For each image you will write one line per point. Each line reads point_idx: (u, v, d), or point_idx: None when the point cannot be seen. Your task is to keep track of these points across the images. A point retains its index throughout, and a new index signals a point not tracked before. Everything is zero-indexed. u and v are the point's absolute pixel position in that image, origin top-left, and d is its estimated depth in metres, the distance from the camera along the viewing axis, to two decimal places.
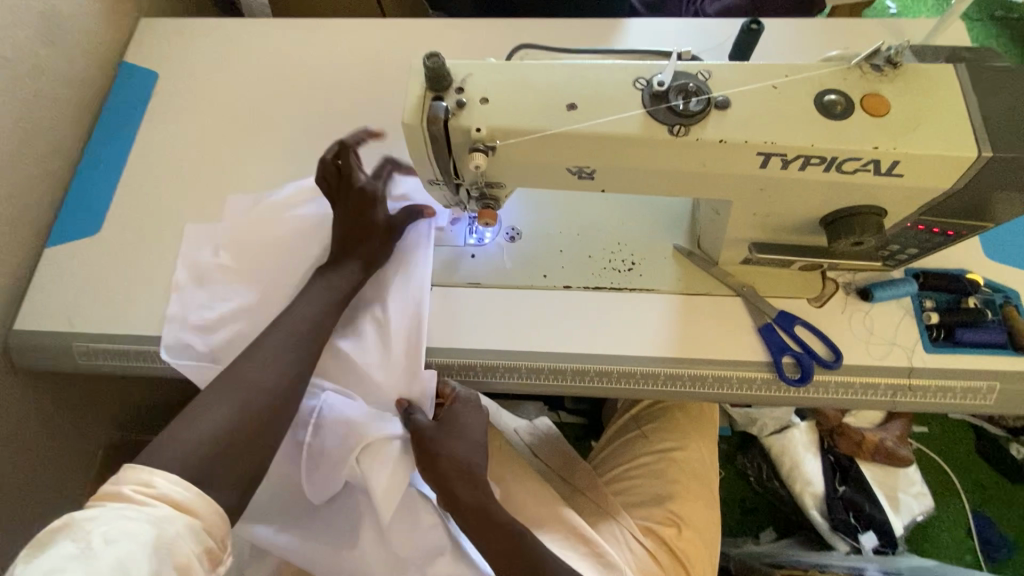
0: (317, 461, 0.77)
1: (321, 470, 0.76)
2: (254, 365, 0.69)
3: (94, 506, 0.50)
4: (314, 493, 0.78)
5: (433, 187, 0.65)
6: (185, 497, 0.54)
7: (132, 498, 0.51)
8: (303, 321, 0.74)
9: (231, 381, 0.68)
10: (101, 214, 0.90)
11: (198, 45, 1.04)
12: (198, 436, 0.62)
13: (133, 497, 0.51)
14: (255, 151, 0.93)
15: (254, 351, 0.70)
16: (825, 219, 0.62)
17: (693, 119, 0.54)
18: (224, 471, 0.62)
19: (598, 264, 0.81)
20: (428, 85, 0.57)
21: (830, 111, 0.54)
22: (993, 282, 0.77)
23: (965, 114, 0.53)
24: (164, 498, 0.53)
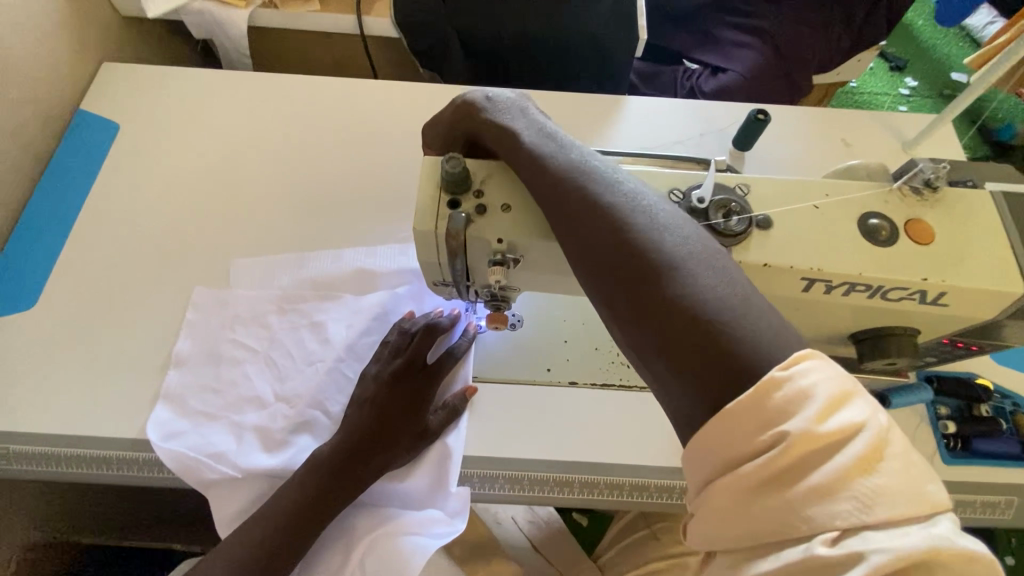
0: None
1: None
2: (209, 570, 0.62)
3: None
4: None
5: (438, 288, 0.58)
6: None
7: None
8: (299, 513, 0.63)
9: None
10: (39, 284, 0.78)
11: (166, 96, 0.94)
12: None
13: None
14: (227, 219, 0.84)
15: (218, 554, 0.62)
16: (857, 334, 0.58)
17: (735, 240, 0.49)
18: None
19: (605, 358, 0.76)
20: (445, 187, 0.51)
21: (875, 236, 0.50)
22: (1003, 387, 0.76)
23: (1010, 246, 0.51)
24: None
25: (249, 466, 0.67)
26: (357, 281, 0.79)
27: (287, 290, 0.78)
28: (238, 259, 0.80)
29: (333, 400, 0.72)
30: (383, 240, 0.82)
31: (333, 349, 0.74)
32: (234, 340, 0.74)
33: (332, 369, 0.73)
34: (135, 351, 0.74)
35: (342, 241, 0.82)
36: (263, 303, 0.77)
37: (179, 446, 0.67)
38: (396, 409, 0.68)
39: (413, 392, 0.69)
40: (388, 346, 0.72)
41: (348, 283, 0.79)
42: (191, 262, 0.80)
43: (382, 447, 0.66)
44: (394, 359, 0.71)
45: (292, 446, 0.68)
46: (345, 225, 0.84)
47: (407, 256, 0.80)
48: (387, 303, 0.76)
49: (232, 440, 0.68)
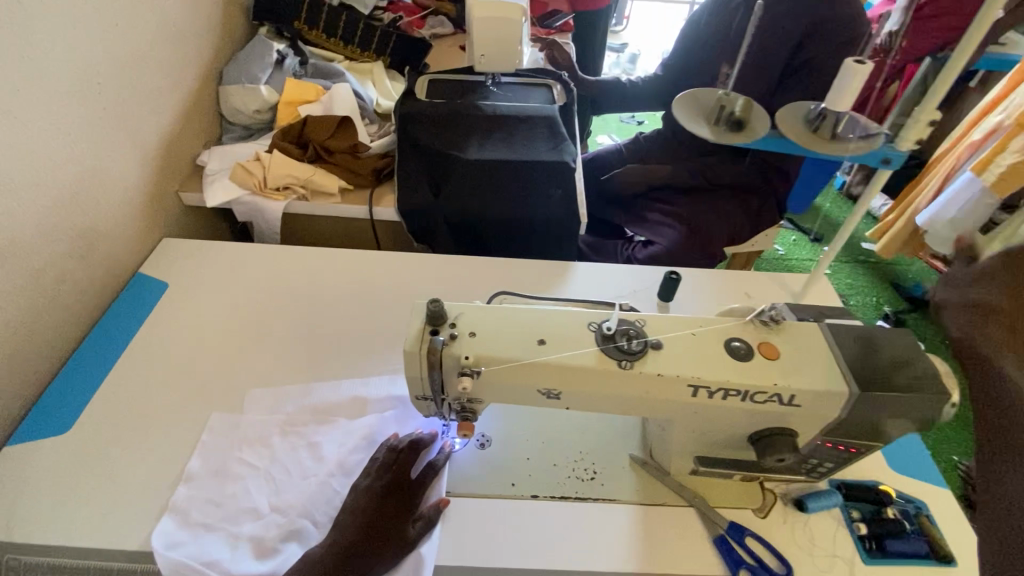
0: None
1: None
2: None
3: None
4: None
5: (420, 401, 0.74)
6: None
7: None
8: None
9: None
10: (77, 410, 0.92)
11: (210, 263, 1.19)
12: None
13: None
14: (248, 356, 1.01)
15: None
16: (753, 436, 0.75)
17: (635, 357, 0.69)
18: None
19: (563, 472, 0.88)
20: (427, 322, 0.70)
21: (737, 354, 0.70)
22: (904, 493, 0.89)
23: (835, 360, 0.71)
24: None
25: (240, 573, 0.73)
26: (352, 406, 0.94)
27: (290, 415, 0.92)
28: (253, 389, 0.96)
29: (322, 511, 0.81)
30: (377, 372, 1.00)
31: (326, 465, 0.85)
32: (241, 459, 0.85)
33: (323, 482, 0.83)
34: (151, 468, 0.85)
35: (342, 374, 0.99)
36: (270, 426, 0.90)
37: (177, 555, 0.74)
38: (381, 518, 0.77)
39: (397, 503, 0.79)
40: (380, 462, 0.83)
41: (343, 408, 0.93)
42: (212, 392, 0.95)
43: (365, 554, 0.73)
44: (382, 473, 0.81)
45: (280, 554, 0.76)
46: (345, 361, 1.01)
47: (396, 385, 0.96)
48: (375, 424, 0.90)
49: (226, 550, 0.76)
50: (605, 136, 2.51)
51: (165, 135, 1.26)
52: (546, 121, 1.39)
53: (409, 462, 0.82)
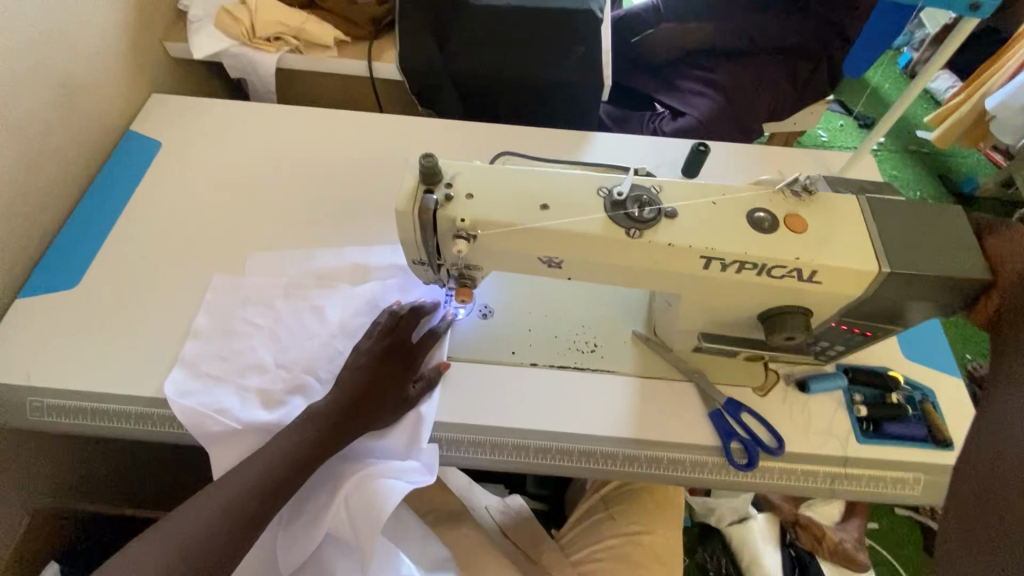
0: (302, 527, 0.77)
1: (301, 521, 0.77)
2: (198, 510, 0.66)
3: None
4: (291, 552, 0.78)
5: (417, 266, 0.71)
6: None
7: None
8: (292, 459, 0.71)
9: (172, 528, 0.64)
10: (82, 268, 0.92)
11: (203, 121, 1.12)
12: None
13: None
14: (246, 221, 0.98)
15: (208, 493, 0.68)
16: (762, 315, 0.71)
17: (646, 225, 0.63)
18: None
19: (563, 344, 0.87)
20: (421, 179, 0.65)
21: (760, 226, 0.64)
22: (912, 379, 0.87)
23: (868, 235, 0.65)
24: None
25: (249, 420, 0.77)
26: (352, 273, 0.92)
27: (292, 279, 0.91)
28: (254, 253, 0.94)
29: (325, 369, 0.83)
30: (378, 240, 0.96)
31: (328, 328, 0.85)
32: (244, 318, 0.86)
33: (326, 343, 0.84)
34: (159, 325, 0.86)
35: (342, 241, 0.96)
36: (271, 288, 0.89)
37: (190, 402, 0.78)
38: (383, 378, 0.77)
39: (399, 364, 0.79)
40: (382, 325, 0.80)
41: (343, 275, 0.92)
42: (212, 254, 0.94)
43: (368, 408, 0.75)
44: (384, 336, 0.79)
45: (287, 406, 0.79)
46: (346, 228, 0.98)
47: (396, 254, 0.93)
48: (377, 291, 0.89)
49: (235, 400, 0.79)
50: None
51: None
52: None
53: (411, 327, 0.80)
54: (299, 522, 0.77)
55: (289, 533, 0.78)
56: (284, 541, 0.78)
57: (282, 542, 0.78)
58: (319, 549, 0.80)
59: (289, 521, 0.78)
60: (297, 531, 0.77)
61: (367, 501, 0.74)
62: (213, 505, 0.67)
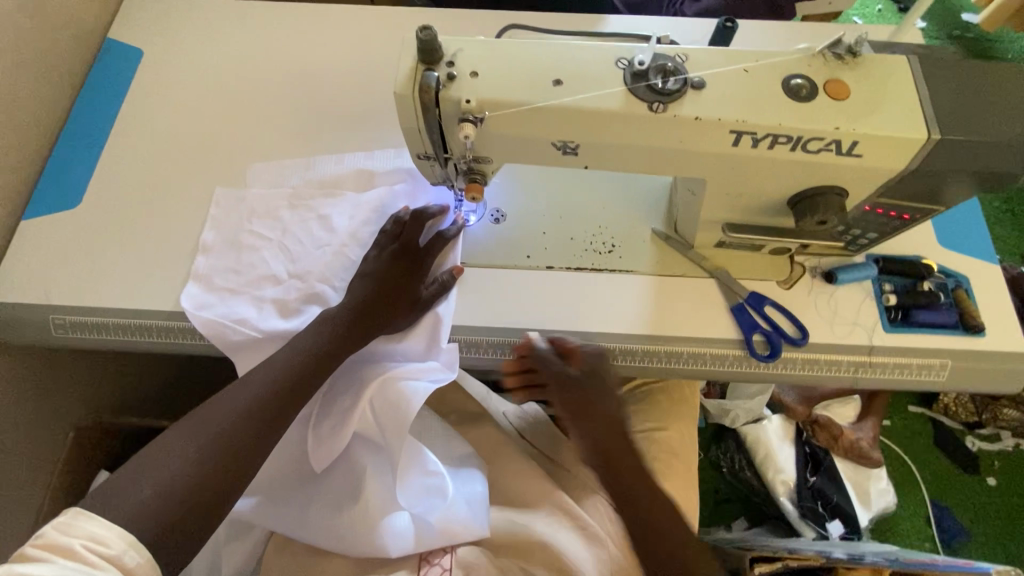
0: (331, 430, 0.78)
1: (329, 422, 0.79)
2: (223, 408, 0.66)
3: (36, 557, 0.47)
4: (322, 451, 0.80)
5: (423, 161, 0.67)
6: (136, 562, 0.51)
7: (83, 556, 0.48)
8: (313, 359, 0.72)
9: (197, 423, 0.64)
10: (81, 186, 0.89)
11: (184, 24, 1.04)
12: (144, 490, 0.57)
13: (85, 556, 0.48)
14: (241, 130, 0.93)
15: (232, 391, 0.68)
16: (792, 199, 0.66)
17: (670, 98, 0.57)
18: (194, 514, 0.58)
19: (579, 245, 0.84)
20: (420, 58, 0.59)
21: (796, 94, 0.58)
22: (946, 267, 0.83)
23: (918, 100, 0.58)
24: (114, 560, 0.50)
25: (267, 329, 0.78)
26: (357, 180, 0.88)
27: (296, 189, 0.87)
28: (254, 163, 0.90)
29: (338, 278, 0.81)
30: (381, 145, 0.91)
31: (336, 236, 0.83)
32: (251, 231, 0.84)
33: (337, 252, 0.82)
34: (167, 240, 0.85)
35: (344, 148, 0.91)
36: (275, 200, 0.86)
37: (208, 314, 0.78)
38: (393, 281, 0.77)
39: (408, 268, 0.78)
40: (388, 231, 0.80)
41: (347, 182, 0.88)
42: (211, 167, 0.90)
43: (382, 311, 0.76)
44: (390, 243, 0.79)
45: (304, 314, 0.79)
46: (345, 133, 0.92)
47: (401, 158, 0.89)
48: (384, 197, 0.85)
49: (252, 310, 0.79)
50: None
51: None
52: None
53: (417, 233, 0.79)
54: (328, 424, 0.79)
55: (318, 436, 0.79)
56: (314, 442, 0.80)
57: (313, 445, 0.80)
58: (348, 450, 0.81)
59: (318, 424, 0.79)
60: (326, 435, 0.79)
61: (393, 399, 0.75)
62: (238, 401, 0.67)
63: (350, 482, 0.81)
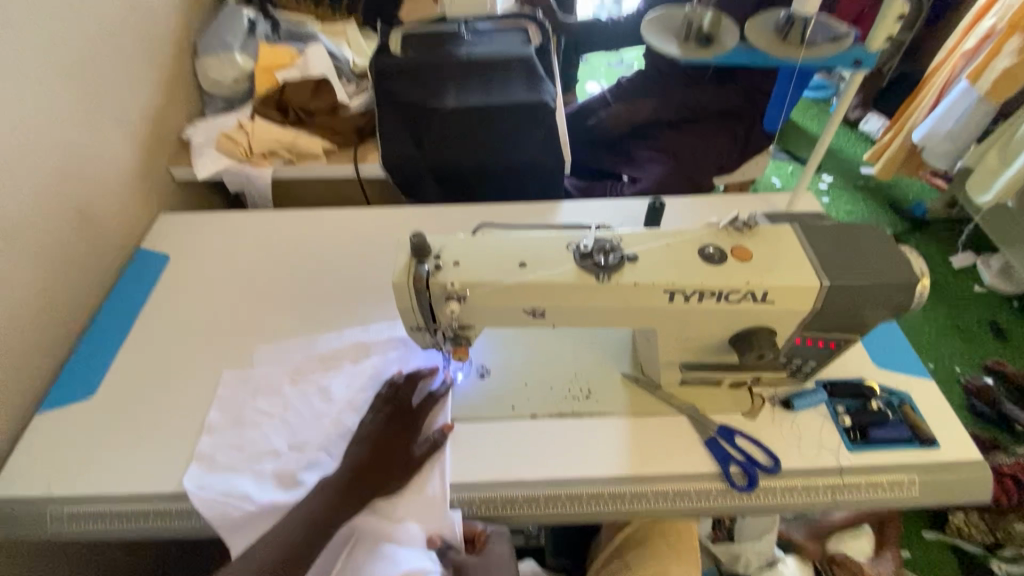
0: None
1: None
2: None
3: None
4: None
5: (415, 332, 0.79)
6: None
7: None
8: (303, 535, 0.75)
9: None
10: (99, 377, 0.97)
11: (208, 232, 1.23)
12: None
13: None
14: (252, 314, 1.06)
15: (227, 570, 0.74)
16: (733, 338, 0.78)
17: (612, 270, 0.71)
18: None
19: (559, 393, 0.92)
20: (412, 255, 0.74)
21: (711, 259, 0.73)
22: (887, 386, 0.93)
23: (807, 257, 0.74)
24: None
25: (266, 504, 0.80)
26: (355, 351, 0.98)
27: (298, 364, 0.97)
28: (261, 344, 1.00)
29: (337, 445, 0.86)
30: (377, 318, 1.04)
31: (335, 405, 0.90)
32: (254, 407, 0.91)
33: (335, 420, 0.89)
34: (174, 422, 0.90)
35: (344, 322, 1.04)
36: (279, 376, 0.95)
37: (209, 494, 0.81)
38: (387, 445, 0.82)
39: (400, 429, 0.85)
40: (380, 394, 0.88)
41: (345, 354, 0.98)
42: (221, 351, 1.00)
43: (375, 478, 0.80)
44: (383, 406, 0.86)
45: (302, 485, 0.82)
46: (345, 311, 1.05)
47: (394, 329, 1.01)
48: (379, 365, 0.95)
49: (251, 486, 0.82)
50: (593, 83, 2.43)
51: (148, 112, 1.28)
52: (523, 65, 1.35)
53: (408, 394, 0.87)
54: None
55: None
56: None
57: None
58: None
59: None
60: None
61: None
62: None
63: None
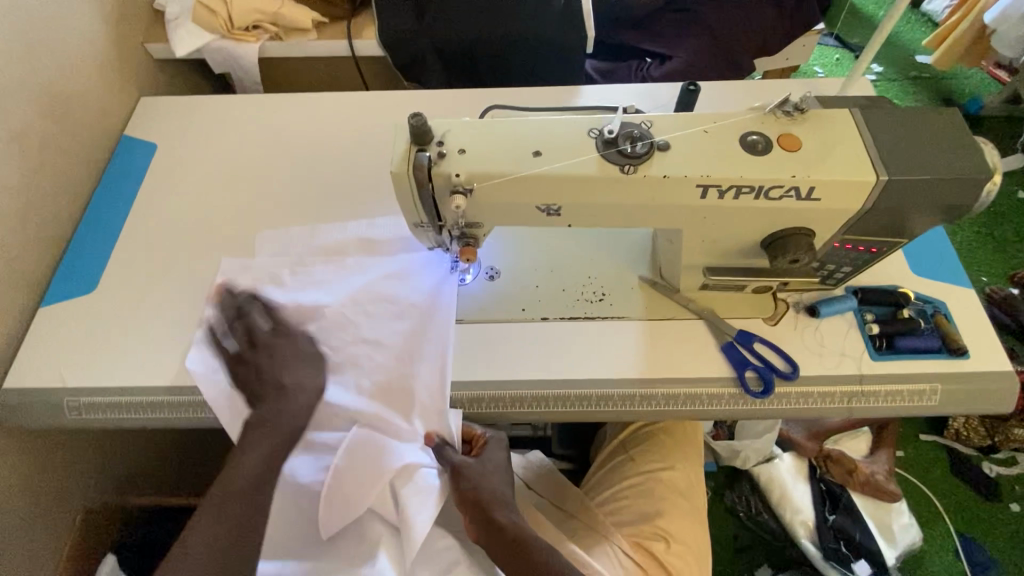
0: (342, 499, 0.81)
1: (342, 491, 0.81)
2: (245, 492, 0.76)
3: None
4: (332, 519, 0.82)
5: (419, 230, 0.73)
6: None
7: None
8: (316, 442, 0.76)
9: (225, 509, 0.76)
10: (97, 272, 0.94)
11: (194, 119, 1.13)
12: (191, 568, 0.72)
13: None
14: (248, 209, 1.00)
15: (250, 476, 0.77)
16: (764, 242, 0.71)
17: (639, 160, 0.63)
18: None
19: (571, 296, 0.88)
20: (412, 140, 0.65)
21: (754, 148, 0.64)
22: (923, 295, 0.87)
23: (865, 147, 0.65)
24: None
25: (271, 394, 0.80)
26: (359, 246, 0.93)
27: (298, 256, 0.92)
28: (260, 234, 0.95)
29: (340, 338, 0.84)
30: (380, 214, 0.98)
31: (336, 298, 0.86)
32: (252, 297, 0.87)
33: (337, 313, 0.86)
34: (178, 317, 0.89)
35: (345, 218, 0.97)
36: (278, 266, 0.90)
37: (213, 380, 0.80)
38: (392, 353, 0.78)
39: None
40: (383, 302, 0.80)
41: (348, 246, 0.93)
42: (218, 247, 0.96)
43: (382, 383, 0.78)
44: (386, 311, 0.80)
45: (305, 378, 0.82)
46: (346, 207, 0.99)
47: (400, 224, 0.95)
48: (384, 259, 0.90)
49: (255, 374, 0.81)
50: None
51: None
52: None
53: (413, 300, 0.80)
54: (340, 494, 0.82)
55: (329, 505, 0.82)
56: (325, 510, 0.82)
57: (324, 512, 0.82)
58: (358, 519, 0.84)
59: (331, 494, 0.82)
60: (338, 503, 0.82)
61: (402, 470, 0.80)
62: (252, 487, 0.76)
63: (362, 550, 0.82)
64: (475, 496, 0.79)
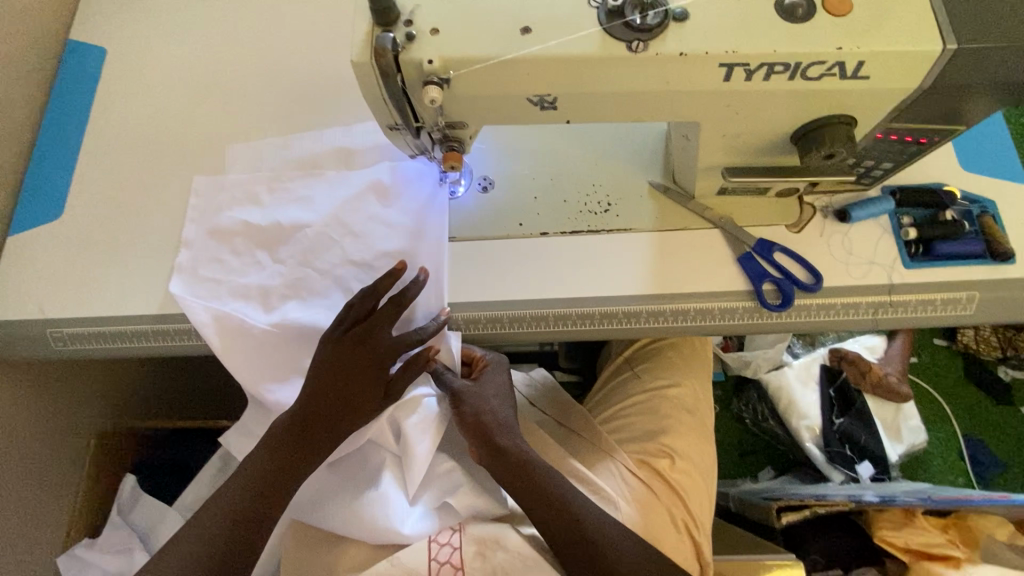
0: None
1: None
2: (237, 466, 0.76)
3: None
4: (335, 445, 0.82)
5: (394, 134, 0.63)
6: None
7: None
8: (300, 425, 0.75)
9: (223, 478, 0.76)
10: (61, 195, 0.87)
11: (144, 15, 0.99)
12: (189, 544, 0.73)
13: None
14: (214, 119, 0.90)
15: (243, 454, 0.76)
16: (796, 133, 0.61)
17: (651, 34, 0.52)
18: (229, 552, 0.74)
19: (573, 208, 0.80)
20: (375, 19, 0.54)
21: (792, 14, 0.53)
22: (971, 193, 0.77)
23: (929, 8, 0.52)
24: None
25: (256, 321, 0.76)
26: (338, 157, 0.85)
27: (273, 171, 0.84)
28: (230, 146, 0.87)
29: (325, 259, 0.79)
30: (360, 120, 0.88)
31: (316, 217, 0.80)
32: (229, 218, 0.81)
33: (320, 232, 0.79)
34: (152, 242, 0.83)
35: (321, 126, 0.88)
36: (253, 183, 0.83)
37: (195, 307, 0.76)
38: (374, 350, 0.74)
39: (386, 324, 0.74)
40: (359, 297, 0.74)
41: (326, 158, 0.85)
42: (186, 164, 0.87)
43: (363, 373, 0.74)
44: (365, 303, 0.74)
45: (291, 302, 0.78)
46: (322, 113, 0.88)
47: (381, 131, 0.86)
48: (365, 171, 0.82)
49: (238, 300, 0.77)
50: None
51: None
52: None
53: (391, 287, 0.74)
54: None
55: None
56: None
57: None
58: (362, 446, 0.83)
59: None
60: None
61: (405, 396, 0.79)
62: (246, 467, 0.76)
63: (367, 474, 0.81)
64: (476, 419, 0.77)
